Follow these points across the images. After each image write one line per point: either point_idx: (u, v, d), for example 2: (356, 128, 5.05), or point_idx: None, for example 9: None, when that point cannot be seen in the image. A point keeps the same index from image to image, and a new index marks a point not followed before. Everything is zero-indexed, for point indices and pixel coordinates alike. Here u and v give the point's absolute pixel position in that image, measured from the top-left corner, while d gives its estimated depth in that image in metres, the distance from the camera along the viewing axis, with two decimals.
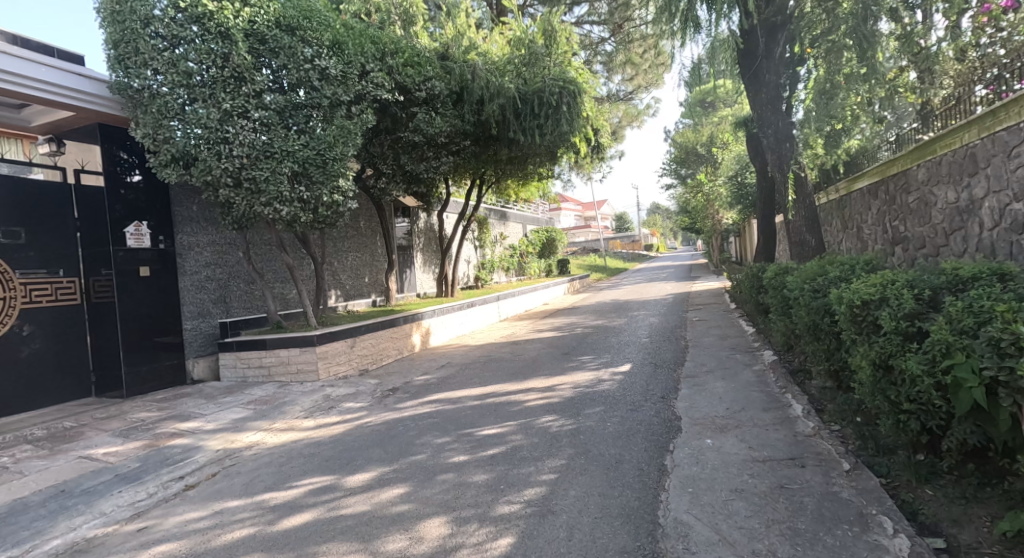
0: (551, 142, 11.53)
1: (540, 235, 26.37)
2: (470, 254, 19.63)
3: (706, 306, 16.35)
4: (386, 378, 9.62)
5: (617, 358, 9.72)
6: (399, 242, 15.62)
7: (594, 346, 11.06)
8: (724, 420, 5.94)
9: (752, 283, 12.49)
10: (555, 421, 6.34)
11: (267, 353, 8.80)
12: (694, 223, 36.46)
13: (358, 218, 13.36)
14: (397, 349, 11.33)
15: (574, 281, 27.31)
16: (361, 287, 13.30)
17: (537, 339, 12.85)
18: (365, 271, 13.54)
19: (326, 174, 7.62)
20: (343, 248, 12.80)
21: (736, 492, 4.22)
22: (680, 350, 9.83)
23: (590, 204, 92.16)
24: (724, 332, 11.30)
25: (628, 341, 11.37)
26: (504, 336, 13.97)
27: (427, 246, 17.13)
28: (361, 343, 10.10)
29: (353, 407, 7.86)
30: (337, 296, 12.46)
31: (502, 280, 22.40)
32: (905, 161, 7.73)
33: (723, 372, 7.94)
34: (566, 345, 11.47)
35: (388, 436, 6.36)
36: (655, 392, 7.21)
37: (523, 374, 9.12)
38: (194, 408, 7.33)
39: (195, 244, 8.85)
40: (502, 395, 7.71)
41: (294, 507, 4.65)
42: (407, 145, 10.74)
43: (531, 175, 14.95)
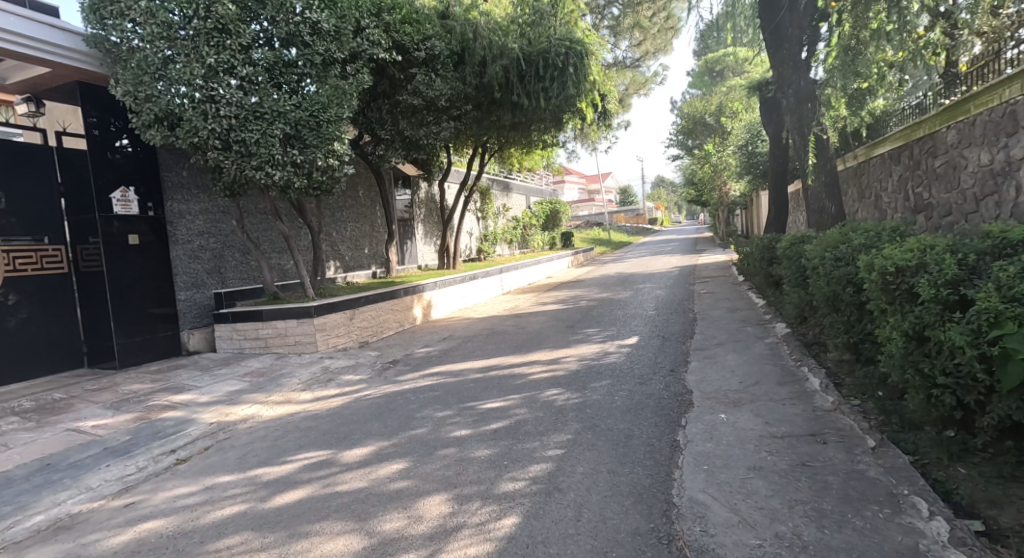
0: (557, 107, 11.16)
1: (543, 207, 25.98)
2: (473, 225, 19.31)
3: (713, 279, 16.07)
4: (386, 350, 9.39)
5: (623, 330, 9.46)
6: (400, 212, 15.31)
7: (600, 319, 10.79)
8: (738, 393, 5.68)
9: (762, 255, 12.18)
10: (560, 395, 6.09)
11: (264, 324, 8.56)
12: (700, 195, 36.00)
13: (356, 187, 13.02)
14: (398, 321, 11.11)
15: (578, 254, 27.01)
16: (360, 258, 13.06)
17: (541, 312, 12.59)
18: (365, 242, 13.27)
19: (320, 136, 7.33)
20: (342, 218, 12.51)
21: (755, 469, 3.97)
22: (688, 323, 9.55)
23: (594, 178, 91.34)
24: (733, 304, 11.01)
25: (635, 314, 11.09)
26: (507, 308, 13.74)
27: (429, 217, 16.81)
28: (362, 315, 9.87)
29: (352, 380, 7.64)
30: (336, 267, 12.22)
31: (505, 252, 22.11)
32: (934, 122, 7.36)
33: (734, 345, 7.66)
34: (571, 318, 11.20)
35: (388, 409, 6.13)
36: (663, 365, 6.96)
37: (527, 346, 8.87)
38: (188, 380, 7.09)
39: (187, 212, 8.62)
40: (505, 368, 7.47)
41: (288, 482, 4.42)
42: (406, 109, 10.38)
43: (535, 143, 14.57)
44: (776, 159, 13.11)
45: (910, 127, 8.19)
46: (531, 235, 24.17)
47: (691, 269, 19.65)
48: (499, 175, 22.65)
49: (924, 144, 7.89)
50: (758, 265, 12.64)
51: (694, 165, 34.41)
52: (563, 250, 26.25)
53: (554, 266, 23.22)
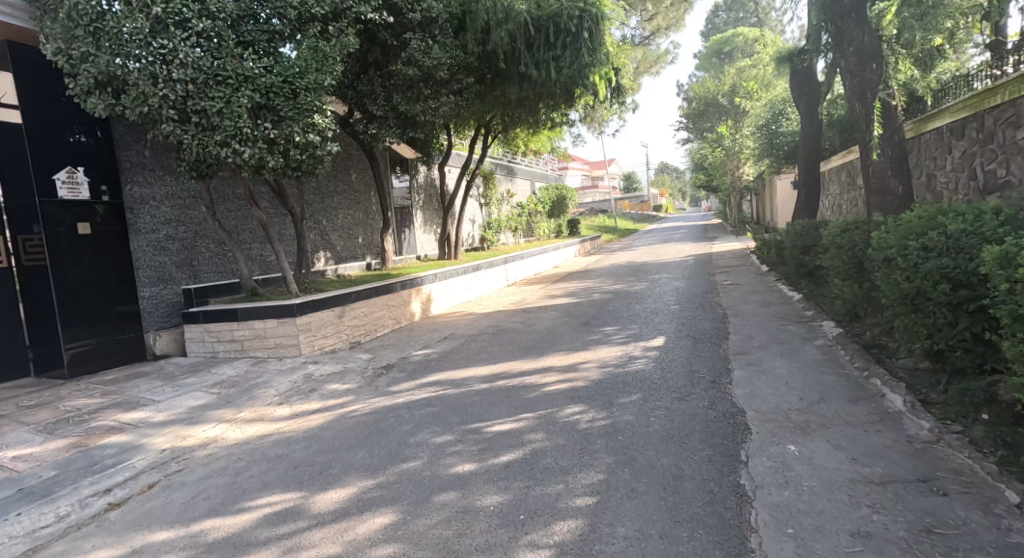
0: (569, 80, 10.06)
1: (549, 193, 24.86)
2: (475, 212, 18.23)
3: (733, 268, 15.02)
4: (380, 352, 8.37)
5: (646, 329, 8.39)
6: (398, 199, 14.27)
7: (618, 315, 9.74)
8: (803, 414, 4.63)
9: (793, 243, 11.09)
10: (584, 415, 5.05)
11: (240, 324, 7.55)
12: (711, 180, 34.84)
13: (348, 171, 11.99)
14: (394, 318, 10.09)
15: (585, 243, 25.92)
16: (352, 248, 12.05)
17: (551, 306, 11.56)
18: (358, 231, 12.25)
19: (297, 107, 6.31)
20: (332, 204, 11.49)
21: (861, 537, 2.94)
22: (719, 321, 8.49)
23: (598, 164, 90.00)
24: (765, 298, 9.94)
25: (655, 309, 10.04)
26: (513, 302, 12.72)
27: (428, 204, 15.74)
28: (353, 313, 8.85)
29: (338, 391, 6.62)
30: (325, 258, 11.21)
31: (510, 241, 21.04)
32: (1019, 86, 6.31)
33: (780, 348, 6.60)
34: (584, 314, 10.16)
35: (376, 431, 5.10)
36: (702, 374, 5.91)
37: (538, 348, 7.83)
38: (147, 392, 6.08)
39: (151, 197, 7.59)
40: (514, 377, 6.43)
41: (240, 545, 3.40)
42: (401, 82, 9.41)
43: (543, 122, 13.52)
44: (807, 138, 12.01)
45: (981, 95, 7.13)
46: (536, 222, 23.09)
47: (707, 258, 18.57)
48: (502, 159, 21.53)
49: (1002, 112, 6.82)
50: (788, 254, 11.56)
51: (705, 149, 33.20)
52: (569, 239, 25.16)
53: (561, 255, 22.19)
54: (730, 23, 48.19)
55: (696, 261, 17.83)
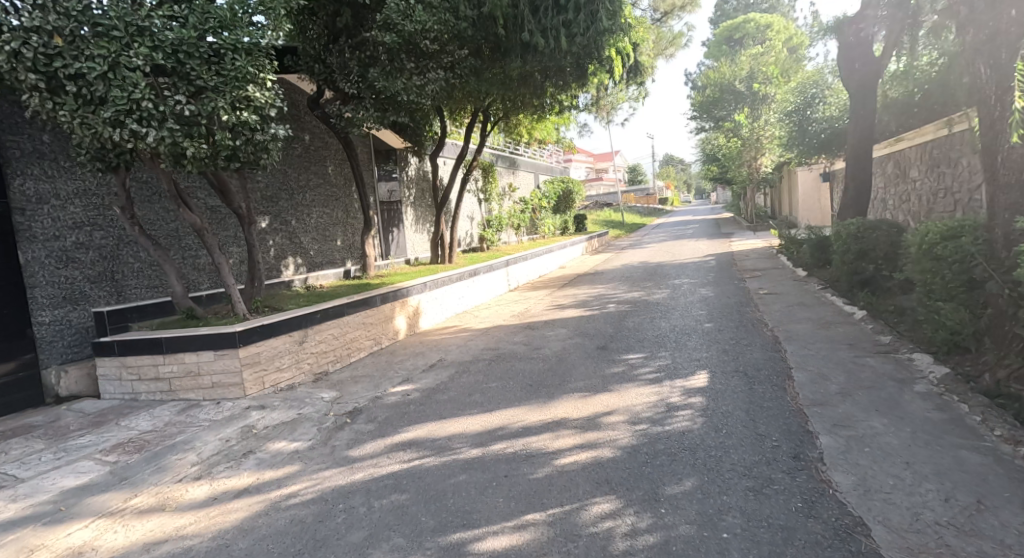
0: (583, 50, 8.77)
1: (555, 186, 23.16)
2: (474, 209, 16.60)
3: (763, 272, 13.34)
4: (349, 389, 6.74)
5: (680, 359, 6.76)
6: (384, 193, 12.71)
7: (641, 336, 8.11)
8: (964, 536, 2.98)
9: (845, 247, 9.42)
10: (617, 521, 3.43)
11: (166, 358, 5.95)
12: (725, 172, 33.09)
13: (325, 164, 10.46)
14: (372, 339, 8.47)
15: (592, 241, 24.23)
16: (330, 252, 10.51)
17: (559, 321, 9.92)
18: (337, 233, 10.71)
19: (223, 75, 4.89)
20: (305, 201, 9.94)
21: None
22: (770, 348, 6.84)
23: (603, 157, 88.16)
24: (817, 315, 8.27)
25: (685, 327, 8.41)
26: (516, 314, 11.08)
27: (420, 199, 14.13)
28: (317, 336, 7.25)
29: (281, 454, 4.98)
30: (296, 264, 9.66)
31: (512, 239, 19.39)
32: None
33: (870, 397, 4.96)
34: (599, 333, 8.52)
35: (312, 544, 3.49)
36: (774, 443, 4.27)
37: (546, 386, 6.20)
38: (14, 464, 4.51)
39: (52, 194, 6.02)
40: (515, 440, 4.79)
41: None
42: (380, 53, 7.99)
43: (549, 106, 11.83)
44: (858, 126, 10.29)
45: None
46: (541, 219, 21.42)
47: (729, 258, 16.87)
48: (504, 150, 19.84)
49: None
50: (835, 260, 9.90)
51: (720, 139, 31.40)
52: (576, 236, 23.46)
53: (567, 254, 20.53)
54: (743, 9, 46.20)
55: (717, 263, 16.15)
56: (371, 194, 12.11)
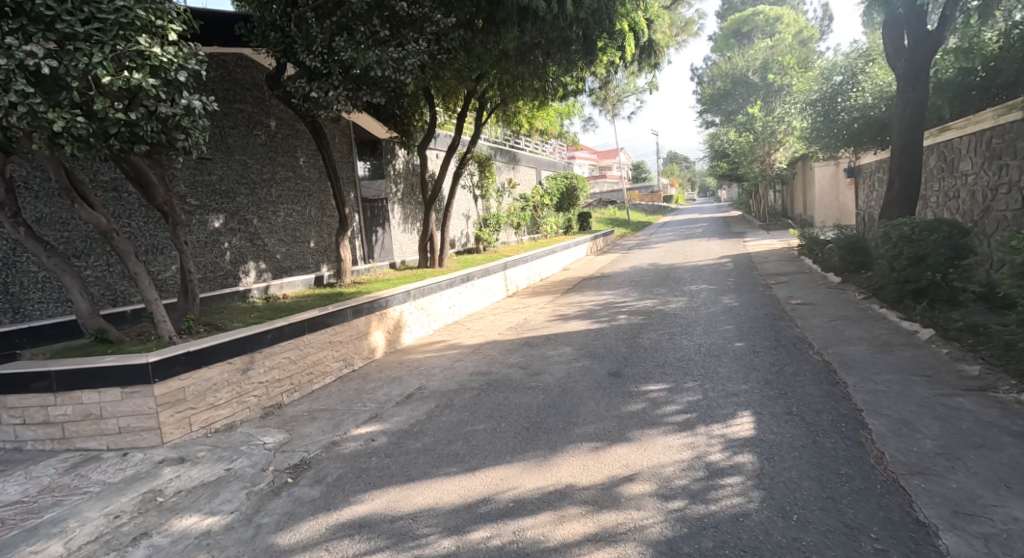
0: (591, 19, 7.94)
1: (557, 182, 21.81)
2: (469, 206, 15.29)
3: (790, 276, 12.00)
4: (302, 430, 5.43)
5: (713, 393, 5.43)
6: (367, 189, 11.45)
7: (660, 359, 6.78)
8: None
9: (895, 250, 8.07)
10: None
11: (58, 399, 4.71)
12: (735, 169, 31.71)
13: (296, 154, 9.28)
14: (340, 360, 7.17)
15: (596, 241, 22.91)
16: (301, 255, 9.31)
17: (562, 336, 8.59)
18: (310, 233, 9.51)
19: (100, 19, 4.17)
20: (271, 198, 8.74)
21: None
22: (825, 379, 5.50)
23: (606, 154, 86.67)
24: (871, 332, 6.92)
25: (712, 347, 7.07)
26: (513, 326, 9.75)
27: (409, 195, 12.84)
28: (268, 361, 5.96)
29: (187, 539, 3.69)
30: (259, 270, 8.45)
31: (511, 239, 18.08)
32: None
33: (989, 464, 3.62)
34: (609, 354, 7.19)
35: None
36: (872, 545, 2.96)
37: (546, 431, 4.88)
38: None
39: None
40: (502, 527, 3.48)
41: None
42: (346, 19, 6.93)
43: (552, 91, 10.47)
44: (907, 117, 8.88)
45: None
46: (543, 217, 20.09)
47: (747, 261, 15.53)
48: (503, 144, 18.52)
49: None
50: (880, 265, 8.55)
51: (730, 134, 30.09)
52: (580, 236, 22.11)
53: (570, 255, 19.21)
54: (751, 1, 44.91)
55: (734, 266, 14.82)
56: (352, 191, 10.91)
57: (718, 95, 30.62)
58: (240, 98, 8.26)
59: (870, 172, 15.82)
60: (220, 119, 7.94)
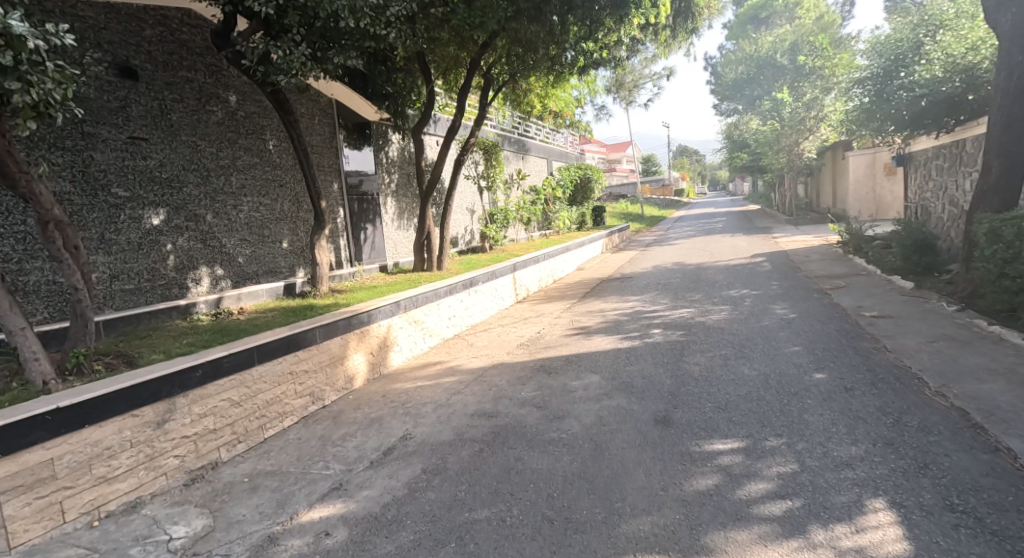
0: None
1: (569, 174, 20.16)
2: (474, 200, 13.73)
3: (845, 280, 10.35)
4: (234, 512, 3.87)
5: (814, 461, 3.84)
6: (354, 180, 9.93)
7: (720, 397, 5.18)
8: None
9: (1007, 252, 6.39)
10: None
11: None
12: (759, 160, 29.93)
13: (264, 137, 7.78)
14: (303, 395, 5.61)
15: (610, 237, 21.29)
16: (269, 257, 7.83)
17: (586, 358, 7.00)
18: (281, 231, 8.03)
19: None
20: (230, 189, 7.23)
21: None
22: (972, 441, 3.88)
23: (617, 148, 84.80)
24: (997, 362, 5.27)
25: (784, 379, 5.47)
26: (525, 342, 8.16)
27: (404, 187, 11.32)
28: (198, 407, 4.43)
29: None
30: (214, 278, 6.95)
31: (521, 236, 16.49)
32: None
33: None
34: (650, 388, 5.61)
35: None
36: None
37: (581, 529, 3.31)
38: None
39: None
40: None
41: None
42: None
43: (569, 61, 9.45)
44: (1012, 87, 7.21)
45: None
46: (555, 211, 18.46)
47: (785, 261, 13.86)
48: (512, 132, 16.91)
49: None
50: (980, 271, 6.90)
51: (754, 123, 28.34)
52: (594, 232, 20.49)
53: (584, 253, 17.60)
54: None
55: (773, 266, 13.15)
56: (335, 181, 9.43)
57: (744, 80, 29.16)
58: (189, 64, 6.68)
59: (924, 160, 14.12)
60: (162, 90, 6.36)
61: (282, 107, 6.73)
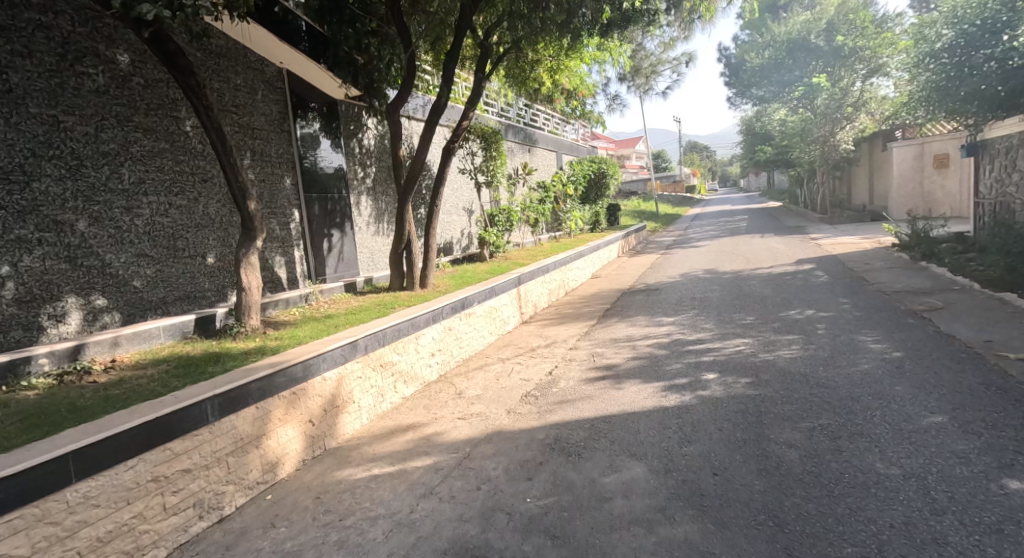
0: None
1: (583, 168, 18.12)
2: (471, 198, 11.87)
3: (939, 299, 8.21)
4: None
5: None
6: (317, 174, 7.88)
7: (860, 532, 3.12)
8: None
9: None
10: None
11: None
12: (788, 153, 27.80)
13: (177, 113, 5.73)
14: (182, 509, 3.53)
15: (626, 239, 19.09)
16: (185, 277, 5.80)
17: (620, 426, 4.91)
18: (204, 241, 6.01)
19: None
20: (121, 185, 5.18)
21: None
22: None
23: (627, 143, 82.58)
24: None
25: (956, 490, 3.38)
26: (534, 392, 6.08)
27: (383, 183, 9.28)
28: None
29: None
30: (92, 310, 4.94)
31: (527, 239, 14.41)
32: None
33: None
34: (733, 501, 3.53)
35: None
36: None
37: None
38: None
39: None
40: None
41: None
42: None
43: (587, 16, 7.58)
44: None
45: None
46: (565, 211, 16.28)
47: (841, 269, 11.74)
48: (515, 121, 15.14)
49: None
50: None
51: (782, 112, 26.30)
52: (609, 234, 18.31)
53: (600, 258, 15.54)
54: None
55: (831, 277, 11.00)
56: (289, 176, 7.41)
57: (772, 64, 26.55)
58: (40, 3, 4.62)
59: (1005, 148, 11.91)
60: None
61: (176, 64, 4.67)
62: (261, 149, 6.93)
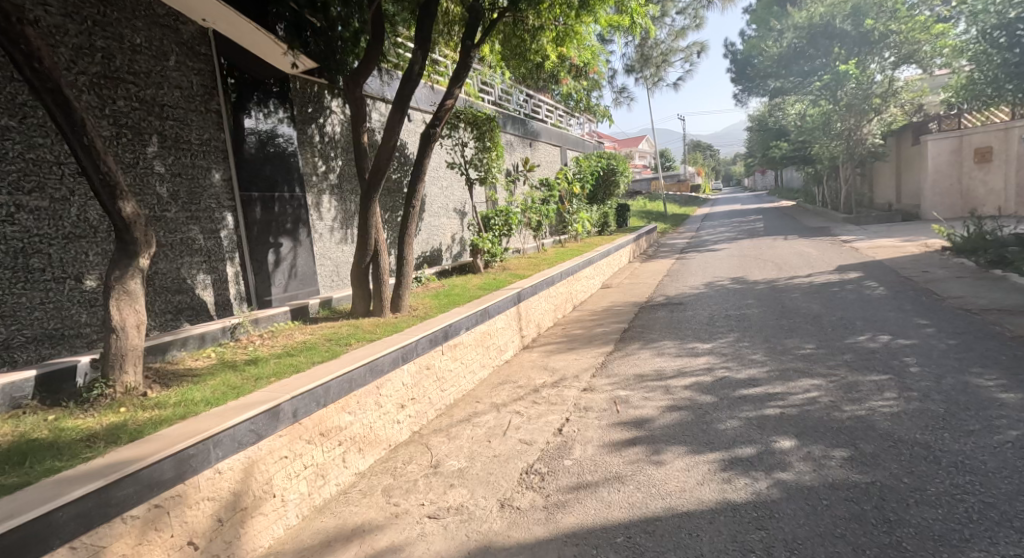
0: None
1: (590, 163, 16.44)
2: (463, 197, 10.43)
3: None
4: None
5: None
6: (260, 167, 6.21)
7: None
8: None
9: None
10: None
11: None
12: (807, 148, 26.11)
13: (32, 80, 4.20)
14: None
15: (637, 241, 17.40)
16: (48, 310, 4.27)
17: (672, 542, 3.25)
18: (80, 259, 4.49)
19: None
20: None
21: None
22: None
23: (631, 142, 80.96)
24: None
25: None
26: (540, 464, 4.41)
27: (351, 179, 7.63)
28: None
29: None
30: None
31: (528, 244, 12.76)
32: None
33: None
34: None
35: None
36: None
37: None
38: None
39: None
40: None
41: None
42: None
43: None
44: None
45: None
46: (571, 211, 14.56)
47: (897, 279, 10.04)
48: (515, 111, 13.56)
49: None
50: None
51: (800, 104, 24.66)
52: (620, 236, 16.62)
53: (610, 264, 13.88)
54: None
55: (891, 290, 9.29)
56: (219, 168, 5.73)
57: (790, 53, 24.97)
58: None
59: None
60: None
61: None
62: (175, 133, 5.22)
